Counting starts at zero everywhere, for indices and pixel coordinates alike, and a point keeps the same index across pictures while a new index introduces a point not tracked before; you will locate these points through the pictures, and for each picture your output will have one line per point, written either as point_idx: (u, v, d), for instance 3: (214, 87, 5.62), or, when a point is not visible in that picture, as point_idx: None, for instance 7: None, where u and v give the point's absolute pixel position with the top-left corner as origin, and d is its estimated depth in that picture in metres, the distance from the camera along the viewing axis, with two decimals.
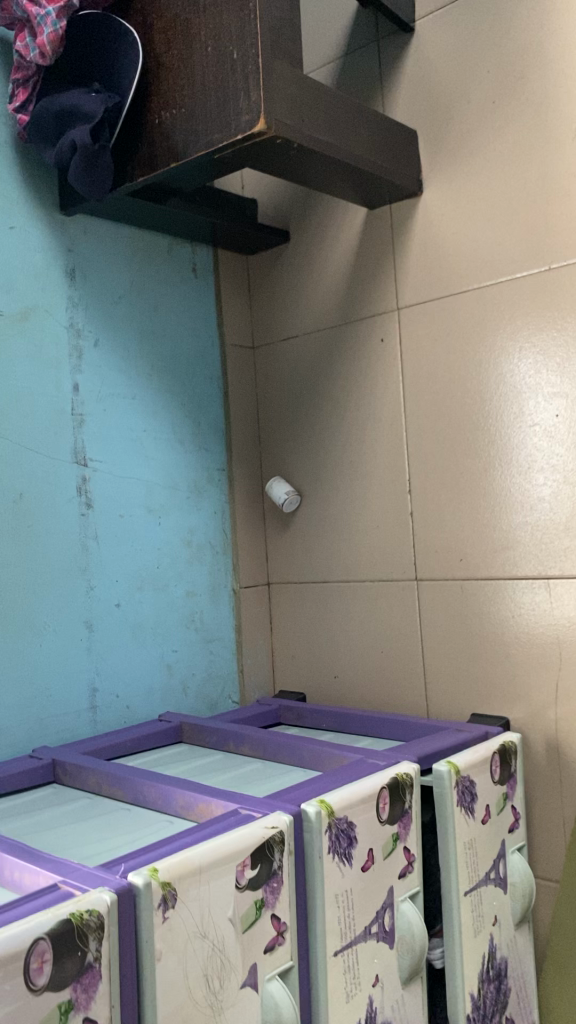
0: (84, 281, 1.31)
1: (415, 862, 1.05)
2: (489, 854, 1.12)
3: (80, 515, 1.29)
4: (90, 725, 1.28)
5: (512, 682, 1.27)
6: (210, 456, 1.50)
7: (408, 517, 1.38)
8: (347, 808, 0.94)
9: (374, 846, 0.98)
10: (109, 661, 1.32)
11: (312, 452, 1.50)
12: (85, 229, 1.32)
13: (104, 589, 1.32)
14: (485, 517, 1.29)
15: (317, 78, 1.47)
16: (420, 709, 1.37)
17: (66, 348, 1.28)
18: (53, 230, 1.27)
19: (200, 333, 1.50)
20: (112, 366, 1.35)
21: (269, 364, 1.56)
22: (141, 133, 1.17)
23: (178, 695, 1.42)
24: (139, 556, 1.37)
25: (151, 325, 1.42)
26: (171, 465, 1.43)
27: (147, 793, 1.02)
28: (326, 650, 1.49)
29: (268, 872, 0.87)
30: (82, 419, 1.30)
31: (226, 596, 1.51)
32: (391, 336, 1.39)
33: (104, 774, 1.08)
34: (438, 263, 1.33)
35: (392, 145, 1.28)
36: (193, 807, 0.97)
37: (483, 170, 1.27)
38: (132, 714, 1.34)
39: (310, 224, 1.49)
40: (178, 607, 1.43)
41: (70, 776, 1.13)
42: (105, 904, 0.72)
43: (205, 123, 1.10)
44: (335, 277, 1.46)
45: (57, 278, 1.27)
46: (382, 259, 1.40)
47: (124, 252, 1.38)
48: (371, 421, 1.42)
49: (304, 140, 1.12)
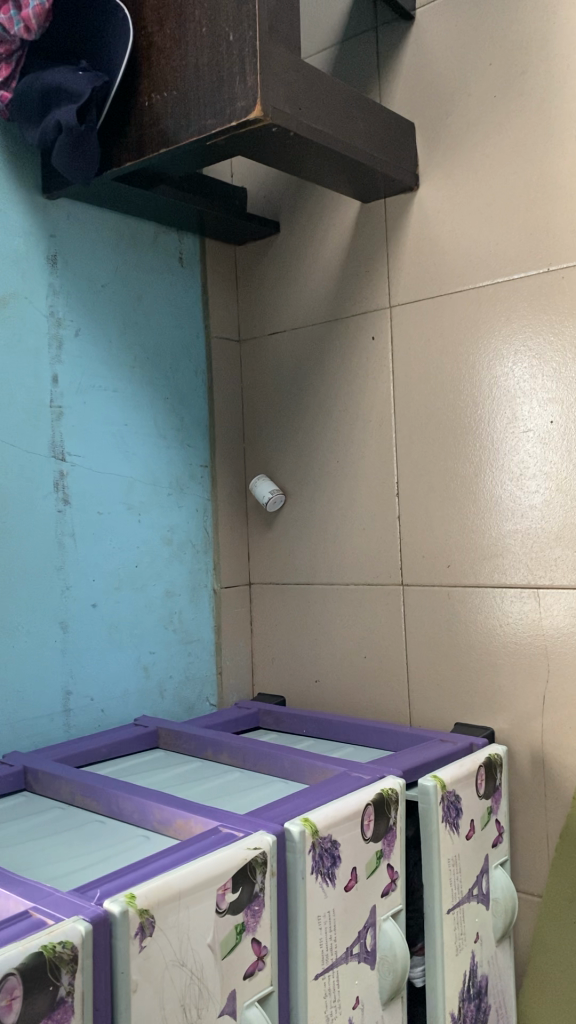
0: (66, 267, 1.26)
1: (398, 879, 1.02)
2: (473, 870, 1.10)
3: (57, 512, 1.24)
4: (63, 730, 1.24)
5: (498, 692, 1.24)
6: (193, 452, 1.46)
7: (396, 520, 1.34)
8: (331, 827, 0.91)
9: (358, 864, 0.95)
10: (84, 662, 1.27)
11: (298, 451, 1.46)
12: (68, 214, 1.26)
13: (81, 588, 1.27)
14: (474, 523, 1.26)
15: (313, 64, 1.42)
16: (402, 717, 1.34)
17: (45, 338, 1.23)
18: (35, 214, 1.22)
19: (185, 325, 1.45)
20: (93, 356, 1.30)
21: (255, 358, 1.52)
22: (129, 115, 1.12)
23: (155, 698, 1.37)
24: (117, 554, 1.32)
25: (134, 315, 1.37)
26: (152, 460, 1.38)
27: (123, 805, 0.99)
28: (307, 655, 1.45)
29: (249, 895, 0.83)
30: (61, 413, 1.25)
31: (207, 596, 1.47)
32: (382, 334, 1.35)
33: (78, 784, 1.04)
34: (433, 261, 1.29)
35: (388, 137, 1.24)
36: (172, 822, 0.93)
37: (481, 167, 1.24)
38: (106, 719, 1.30)
39: (301, 216, 1.44)
40: (157, 607, 1.38)
41: (42, 785, 1.08)
42: (79, 935, 0.68)
43: (198, 108, 1.05)
44: (326, 271, 1.41)
45: (38, 264, 1.22)
46: (375, 255, 1.35)
47: (108, 239, 1.32)
48: (360, 422, 1.38)
49: (301, 129, 1.07)
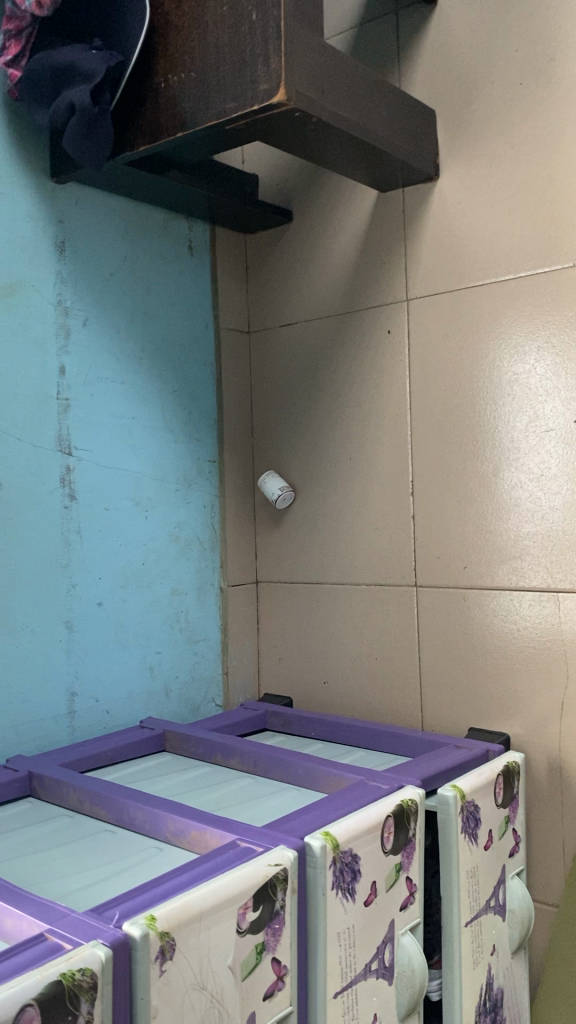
0: (74, 255, 1.22)
1: (417, 892, 0.99)
2: (490, 881, 1.07)
3: (63, 508, 1.20)
4: (67, 733, 1.20)
5: (514, 698, 1.21)
6: (201, 447, 1.42)
7: (410, 520, 1.31)
8: (352, 840, 0.88)
9: (377, 878, 0.92)
10: (89, 663, 1.24)
11: (309, 447, 1.43)
12: (77, 199, 1.22)
13: (87, 587, 1.23)
14: (492, 524, 1.23)
15: (333, 44, 1.38)
16: (414, 721, 1.31)
17: (52, 327, 1.19)
18: (43, 198, 1.17)
19: (194, 315, 1.41)
20: (101, 346, 1.26)
21: (264, 350, 1.48)
22: (144, 97, 1.07)
23: (160, 699, 1.34)
24: (123, 552, 1.29)
25: (142, 305, 1.32)
26: (159, 455, 1.34)
27: (133, 815, 0.95)
28: (316, 655, 1.42)
29: (270, 913, 0.80)
30: (68, 405, 1.21)
31: (213, 595, 1.43)
32: (398, 327, 1.31)
33: (86, 791, 1.00)
34: (453, 253, 1.25)
35: (409, 125, 1.20)
36: (186, 834, 0.90)
37: (505, 157, 1.20)
38: (111, 720, 1.27)
39: (315, 205, 1.40)
40: (163, 606, 1.35)
41: (48, 791, 1.05)
42: (99, 961, 0.65)
43: (218, 90, 1.01)
44: (340, 262, 1.37)
45: (46, 251, 1.18)
46: (392, 246, 1.32)
47: (117, 225, 1.28)
48: (374, 417, 1.35)
49: (324, 114, 1.03)
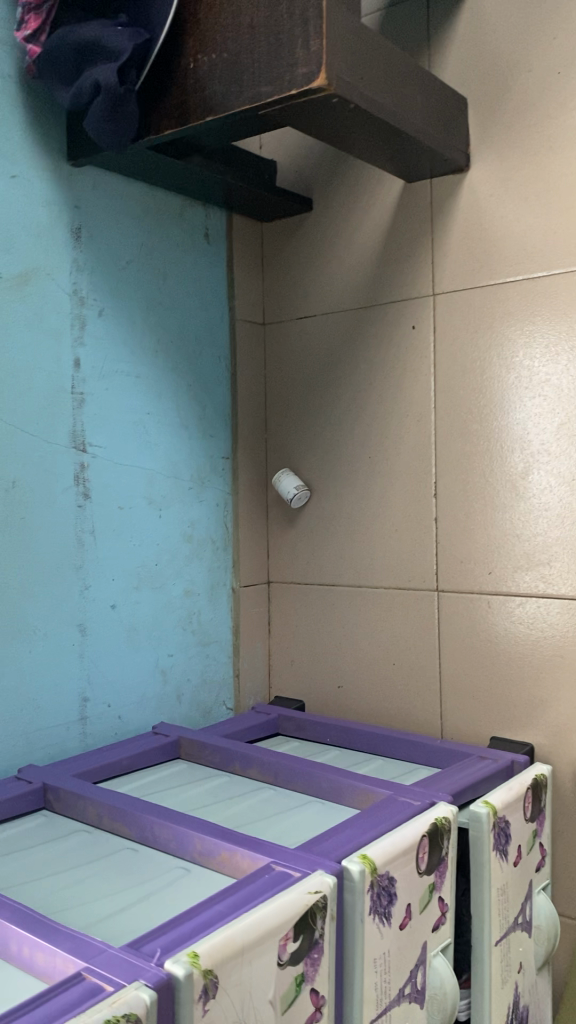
0: (91, 242, 1.16)
1: (448, 911, 0.96)
2: (519, 898, 1.04)
3: (77, 507, 1.15)
4: (80, 740, 1.16)
5: (540, 707, 1.18)
6: (215, 443, 1.37)
7: (432, 522, 1.27)
8: (389, 863, 0.85)
9: (412, 900, 0.89)
10: (102, 667, 1.19)
11: (326, 444, 1.38)
12: (94, 183, 1.16)
13: (100, 588, 1.19)
14: (520, 528, 1.19)
15: (368, 22, 1.32)
16: (433, 729, 1.28)
17: (68, 318, 1.14)
18: (59, 182, 1.12)
19: (210, 306, 1.36)
20: (116, 338, 1.20)
21: (280, 342, 1.43)
22: (171, 77, 1.02)
23: (172, 703, 1.30)
24: (136, 552, 1.24)
25: (158, 295, 1.27)
26: (174, 451, 1.29)
27: (158, 833, 0.91)
28: (330, 659, 1.38)
29: (310, 943, 0.77)
30: (83, 400, 1.16)
31: (225, 595, 1.39)
32: (423, 323, 1.27)
33: (105, 806, 0.96)
34: (483, 247, 1.21)
35: (443, 113, 1.15)
36: (215, 855, 0.86)
37: (541, 149, 1.16)
38: (123, 726, 1.22)
39: (337, 193, 1.35)
40: (175, 608, 1.30)
41: (64, 805, 1.00)
42: (143, 1004, 0.61)
43: (252, 73, 0.95)
44: (362, 254, 1.33)
45: (62, 237, 1.12)
46: (419, 238, 1.27)
47: (133, 211, 1.22)
48: (396, 416, 1.31)
49: (362, 101, 0.98)
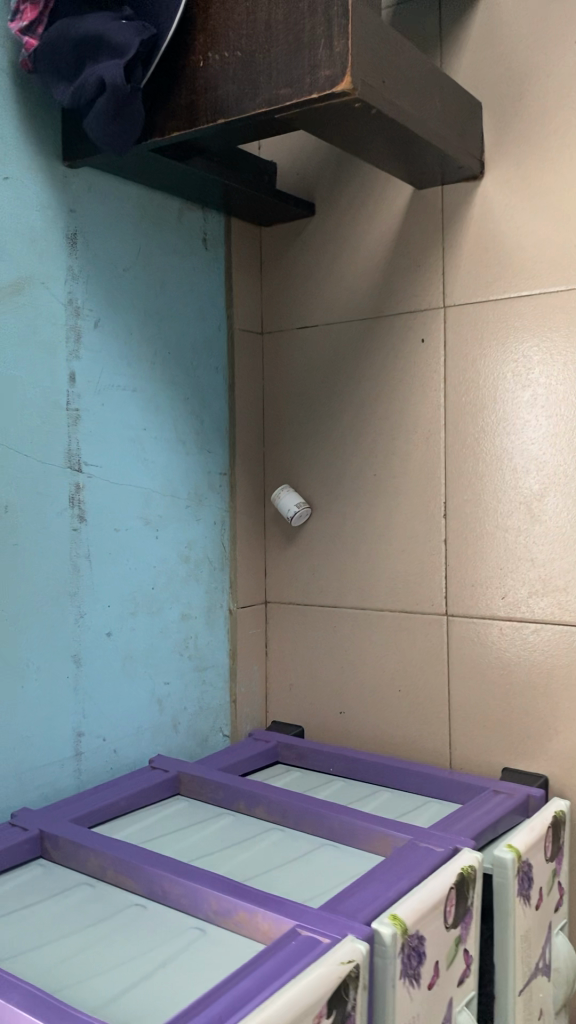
0: (86, 249, 1.09)
1: (472, 963, 0.91)
2: (540, 942, 1.00)
3: (72, 531, 1.09)
4: (74, 778, 1.10)
5: (555, 738, 1.14)
6: (212, 459, 1.30)
7: (441, 544, 1.22)
8: (418, 921, 0.80)
9: (440, 957, 0.84)
10: (97, 700, 1.13)
11: (328, 461, 1.32)
12: (90, 187, 1.09)
13: (95, 616, 1.12)
14: (535, 552, 1.15)
15: None
16: (441, 759, 1.23)
17: (62, 330, 1.06)
18: (53, 184, 1.05)
19: (207, 315, 1.29)
20: (113, 351, 1.14)
21: (279, 353, 1.36)
22: (178, 76, 0.95)
23: (168, 733, 1.24)
24: (132, 576, 1.18)
25: (155, 304, 1.20)
26: (171, 469, 1.23)
27: (168, 889, 0.85)
28: (332, 683, 1.33)
29: (342, 1017, 0.72)
30: (78, 416, 1.09)
31: (222, 618, 1.33)
32: (433, 336, 1.22)
33: (109, 858, 0.90)
34: (498, 259, 1.16)
35: (459, 117, 1.10)
36: (232, 915, 0.81)
37: (562, 158, 1.11)
38: (118, 761, 1.16)
39: (341, 198, 1.29)
40: (171, 633, 1.24)
41: (63, 854, 0.94)
42: None
43: (269, 74, 0.89)
44: (368, 263, 1.27)
45: (57, 243, 1.05)
46: (429, 248, 1.21)
47: (130, 215, 1.15)
48: (403, 432, 1.25)
49: (384, 105, 0.92)
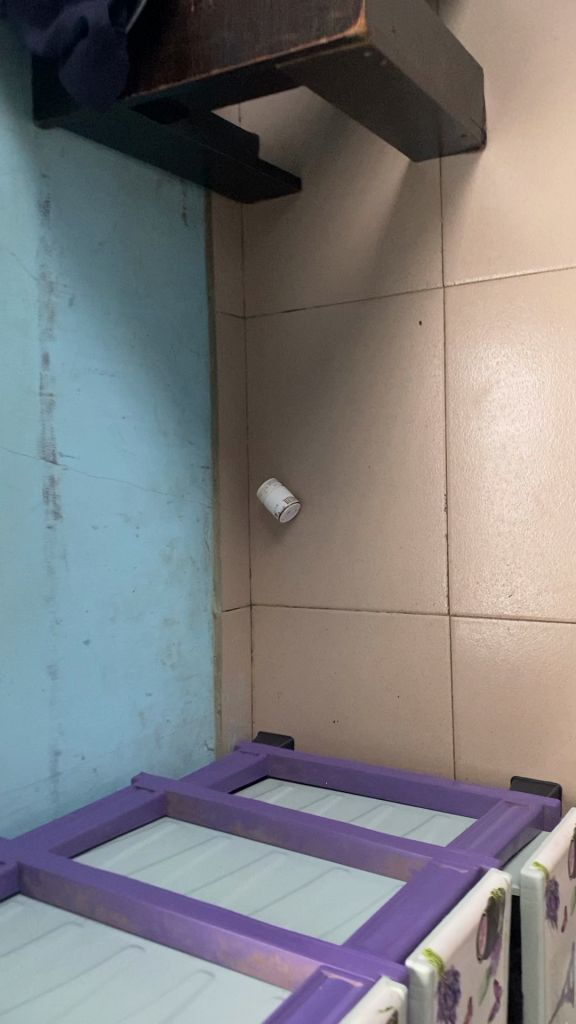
0: (60, 218, 0.99)
1: (502, 995, 0.83)
2: (566, 966, 0.92)
3: (46, 529, 0.98)
4: (51, 801, 0.99)
5: (569, 744, 1.07)
6: (195, 451, 1.21)
7: (443, 540, 1.15)
8: (453, 956, 0.72)
9: (473, 992, 0.76)
10: (75, 715, 1.03)
11: (318, 453, 1.24)
12: (63, 150, 1.00)
13: (73, 622, 1.02)
14: (545, 546, 1.08)
15: None
16: (444, 768, 1.15)
17: (35, 307, 0.96)
18: (23, 145, 0.95)
19: (188, 296, 1.20)
20: (89, 331, 1.04)
21: (264, 338, 1.28)
22: (167, 23, 0.87)
23: (151, 748, 1.14)
24: (112, 578, 1.08)
25: (134, 282, 1.10)
26: (152, 461, 1.13)
27: (168, 927, 0.76)
28: (324, 690, 1.25)
29: None
30: (52, 402, 0.99)
31: (206, 622, 1.23)
32: (432, 318, 1.14)
33: (98, 892, 0.80)
34: (502, 234, 1.09)
35: (464, 81, 1.02)
36: (245, 956, 0.71)
37: (571, 126, 1.04)
38: (98, 781, 1.06)
39: (330, 172, 1.21)
40: (153, 639, 1.14)
41: (45, 890, 0.84)
42: None
43: (271, 17, 0.80)
44: (359, 241, 1.19)
45: (28, 210, 0.95)
46: (426, 224, 1.14)
47: (106, 183, 1.06)
48: (400, 421, 1.17)
49: (395, 56, 0.84)
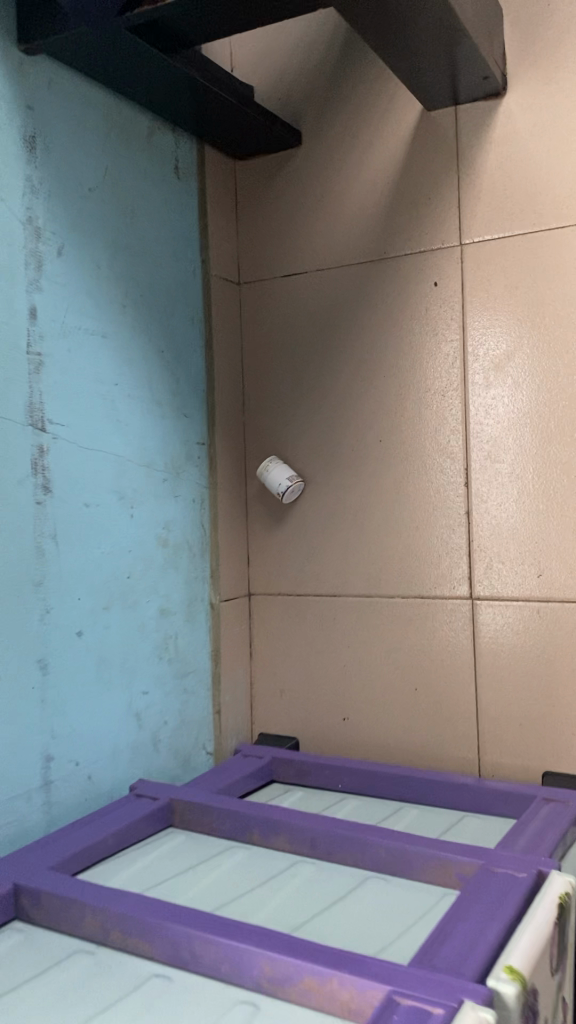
0: (48, 157, 0.89)
1: (568, 1015, 0.74)
2: None
3: (35, 505, 0.87)
4: (44, 814, 0.88)
5: None
6: (190, 426, 1.11)
7: (463, 518, 1.06)
8: (533, 973, 0.62)
9: (547, 1014, 0.67)
10: (68, 716, 0.91)
11: (323, 428, 1.15)
12: (50, 82, 0.89)
13: (64, 611, 0.91)
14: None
15: None
16: (468, 766, 1.06)
17: (22, 254, 0.85)
18: (7, 72, 0.84)
19: (181, 257, 1.10)
20: (80, 286, 0.93)
21: (262, 307, 1.18)
22: None
23: (148, 753, 1.03)
24: (106, 563, 0.97)
25: (125, 236, 1.00)
26: (147, 435, 1.03)
27: (199, 953, 0.65)
28: (332, 685, 1.15)
29: None
30: (41, 363, 0.88)
31: (203, 614, 1.13)
32: (449, 279, 1.06)
33: (112, 915, 0.69)
34: (524, 187, 1.01)
35: (487, 16, 0.95)
36: (295, 982, 0.61)
37: None
38: (94, 790, 0.95)
39: (332, 125, 1.12)
40: (149, 632, 1.03)
41: (48, 914, 0.72)
42: None
43: None
44: (367, 198, 1.11)
45: (13, 145, 0.84)
46: (441, 178, 1.06)
47: (95, 125, 0.95)
48: (414, 390, 1.09)
49: None
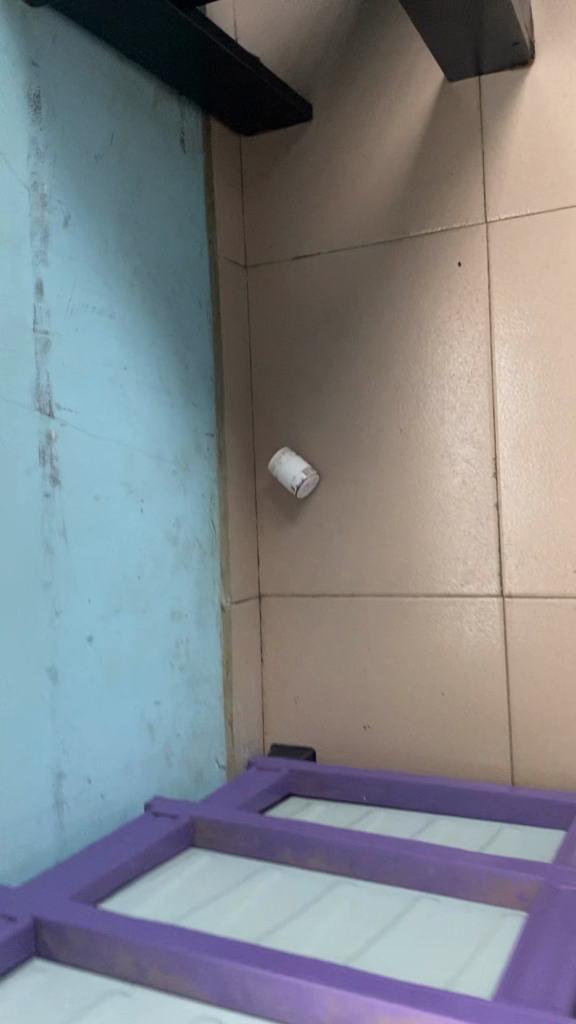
0: (53, 120, 0.82)
1: None
2: None
3: (43, 497, 0.79)
4: (55, 837, 0.80)
5: None
6: (199, 415, 1.04)
7: (492, 511, 1.00)
8: None
9: None
10: (79, 728, 0.83)
11: (339, 418, 1.08)
12: (55, 39, 0.82)
13: (74, 613, 0.83)
14: None
15: None
16: (500, 773, 1.00)
17: (27, 223, 0.78)
18: (10, 24, 0.77)
19: (188, 235, 1.03)
20: (86, 261, 0.86)
21: (271, 291, 1.12)
22: None
23: (161, 767, 0.95)
24: (116, 561, 0.89)
25: (132, 210, 0.93)
26: (156, 423, 0.95)
27: (252, 992, 0.58)
28: (351, 691, 1.08)
29: None
30: (47, 343, 0.80)
31: (214, 617, 1.06)
32: (473, 258, 1.00)
33: (148, 951, 0.62)
34: (554, 160, 0.96)
35: None
36: None
37: None
38: (106, 809, 0.87)
39: (346, 99, 1.06)
40: (160, 636, 0.96)
41: (72, 951, 0.65)
42: None
43: None
44: (383, 174, 1.05)
45: (17, 103, 0.77)
46: (464, 152, 1.00)
47: (101, 88, 0.88)
48: (437, 376, 1.03)
49: None
